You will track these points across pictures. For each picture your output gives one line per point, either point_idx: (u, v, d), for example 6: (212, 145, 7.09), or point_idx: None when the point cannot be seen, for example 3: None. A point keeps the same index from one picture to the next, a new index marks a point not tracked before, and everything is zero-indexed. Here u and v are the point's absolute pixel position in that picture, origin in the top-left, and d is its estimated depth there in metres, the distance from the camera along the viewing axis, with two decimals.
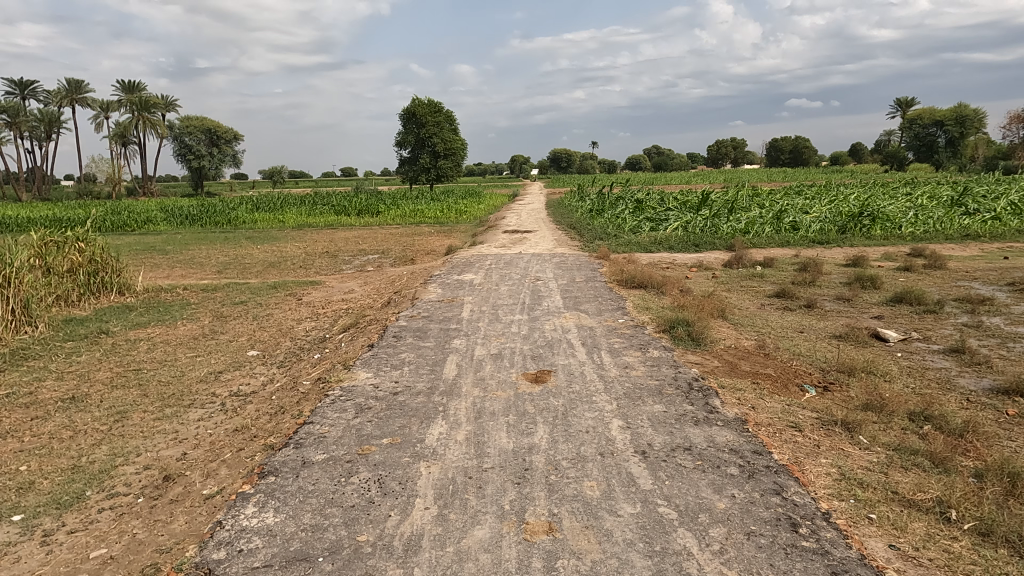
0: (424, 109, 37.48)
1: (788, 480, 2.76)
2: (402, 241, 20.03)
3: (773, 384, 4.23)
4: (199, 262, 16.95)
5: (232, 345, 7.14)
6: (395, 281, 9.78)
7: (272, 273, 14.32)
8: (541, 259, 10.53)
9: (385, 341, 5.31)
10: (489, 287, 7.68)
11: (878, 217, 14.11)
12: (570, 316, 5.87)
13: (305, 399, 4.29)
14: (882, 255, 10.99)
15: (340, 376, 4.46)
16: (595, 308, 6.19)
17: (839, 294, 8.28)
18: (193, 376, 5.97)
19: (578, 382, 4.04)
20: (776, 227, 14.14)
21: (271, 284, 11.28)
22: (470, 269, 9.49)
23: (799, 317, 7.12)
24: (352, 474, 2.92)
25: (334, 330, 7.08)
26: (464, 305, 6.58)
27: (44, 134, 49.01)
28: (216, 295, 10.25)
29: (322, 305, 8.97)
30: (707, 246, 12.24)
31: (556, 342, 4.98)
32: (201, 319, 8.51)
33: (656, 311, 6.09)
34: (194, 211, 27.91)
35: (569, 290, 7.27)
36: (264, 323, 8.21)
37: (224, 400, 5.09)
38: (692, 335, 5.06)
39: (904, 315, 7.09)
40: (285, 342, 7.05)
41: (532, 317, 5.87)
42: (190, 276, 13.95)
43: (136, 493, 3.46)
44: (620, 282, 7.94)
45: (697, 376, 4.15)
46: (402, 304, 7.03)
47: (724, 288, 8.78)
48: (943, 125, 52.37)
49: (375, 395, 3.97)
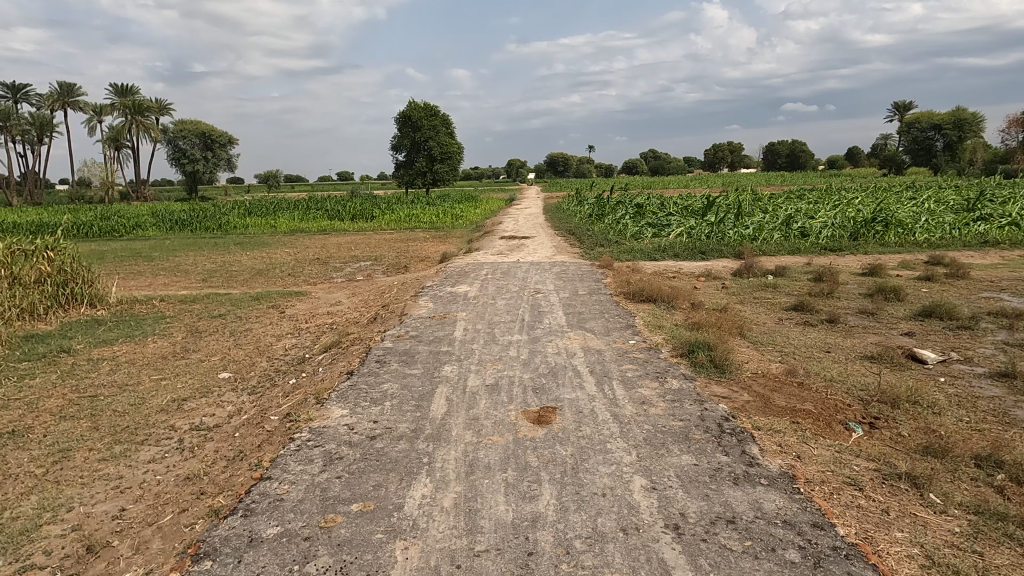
0: (419, 112, 36.84)
1: (864, 571, 2.16)
2: (396, 247, 19.40)
3: (816, 424, 3.63)
4: (185, 270, 16.30)
5: (203, 367, 6.49)
6: (385, 292, 9.15)
7: (258, 281, 13.70)
8: (540, 268, 9.90)
9: (367, 367, 4.68)
10: (485, 300, 7.07)
11: (891, 223, 13.59)
12: (575, 337, 5.26)
13: (266, 442, 3.65)
14: (900, 264, 10.44)
15: (310, 415, 3.84)
16: (602, 328, 5.58)
17: (862, 307, 7.69)
18: (154, 404, 5.33)
19: (588, 423, 3.42)
20: (785, 234, 13.57)
21: (254, 295, 10.63)
22: (465, 279, 8.87)
23: (822, 334, 6.54)
24: (309, 557, 2.30)
25: (314, 349, 6.45)
26: (456, 323, 5.96)
27: (35, 138, 48.32)
28: (194, 307, 9.61)
29: (305, 320, 8.34)
30: (714, 253, 11.66)
31: (560, 370, 4.36)
32: (173, 336, 7.85)
33: (669, 330, 5.50)
34: (184, 216, 27.24)
35: (572, 305, 6.65)
36: (241, 340, 7.56)
37: (182, 437, 4.45)
38: (715, 361, 4.45)
39: (936, 332, 6.50)
40: (261, 363, 6.43)
41: (533, 338, 5.26)
42: (172, 285, 13.31)
43: (52, 567, 2.82)
44: (626, 295, 7.34)
45: (726, 416, 3.56)
46: (389, 320, 6.41)
47: (737, 300, 8.19)
48: (942, 128, 52.05)
49: (349, 440, 3.36)
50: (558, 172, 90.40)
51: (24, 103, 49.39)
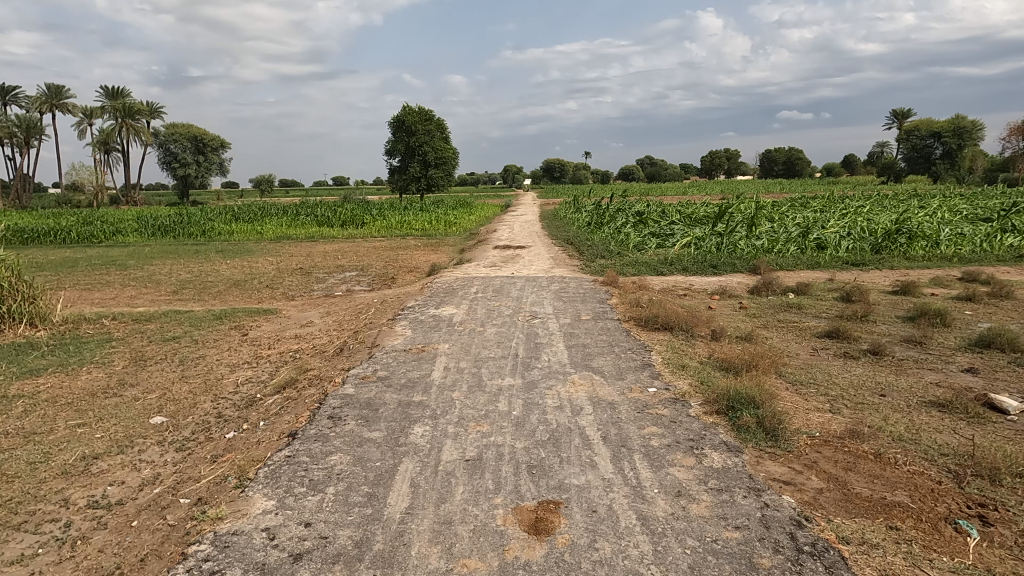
0: (413, 118, 36.00)
1: None
2: (384, 256, 18.35)
3: (920, 529, 2.59)
4: (157, 281, 15.22)
5: (134, 409, 5.41)
6: (362, 312, 8.10)
7: (231, 295, 12.62)
8: (537, 284, 8.89)
9: (314, 428, 3.63)
10: (473, 327, 6.05)
11: (915, 235, 12.65)
12: (580, 383, 4.24)
13: (152, 556, 2.60)
14: (932, 281, 9.49)
15: (224, 508, 2.79)
16: (612, 369, 4.55)
17: (907, 334, 6.71)
18: (56, 465, 4.26)
19: (606, 537, 2.40)
20: (800, 246, 12.61)
21: (218, 312, 9.53)
22: (452, 299, 7.85)
23: (869, 371, 5.55)
24: None
25: (268, 388, 5.40)
26: (436, 360, 4.91)
27: (21, 141, 47.09)
28: (148, 328, 8.53)
29: (268, 345, 7.30)
30: (726, 267, 10.68)
31: (564, 437, 3.35)
32: (112, 365, 6.78)
33: (696, 372, 4.49)
34: (168, 221, 26.12)
35: (575, 335, 5.62)
36: (189, 371, 6.49)
37: (70, 522, 3.39)
38: (765, 424, 3.44)
39: (1004, 369, 5.52)
40: (204, 404, 5.38)
41: (529, 384, 4.24)
42: (137, 299, 12.23)
43: None
44: (637, 320, 6.33)
45: (799, 519, 2.56)
46: (357, 353, 5.37)
47: (759, 325, 7.20)
48: (941, 136, 51.56)
49: (262, 564, 2.32)
50: (554, 178, 89.70)
51: (11, 105, 48.36)
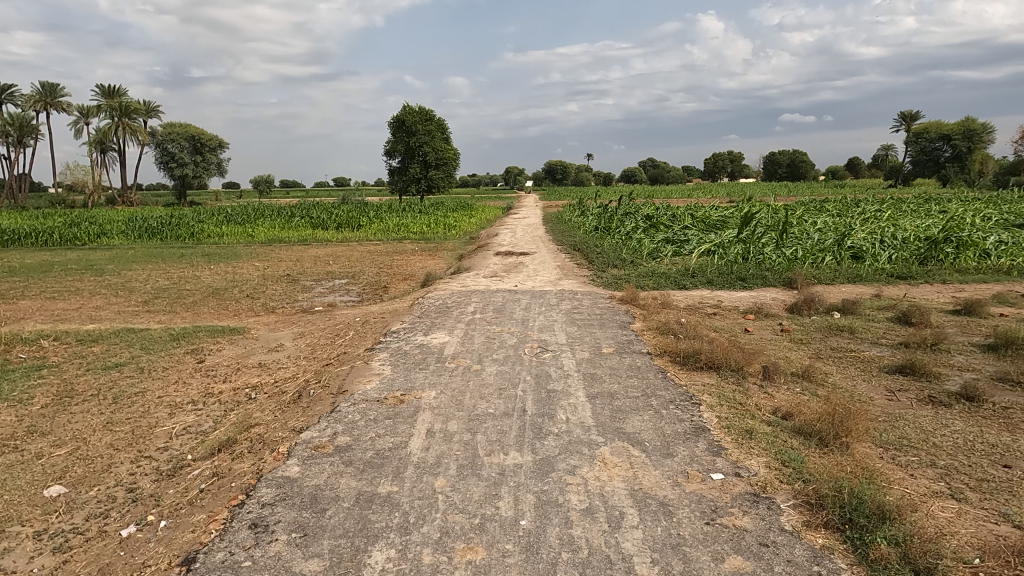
0: (413, 117, 34.85)
1: None
2: (378, 262, 17.13)
3: None
4: (131, 289, 13.97)
5: (29, 473, 4.17)
6: (339, 336, 6.87)
7: (205, 306, 11.41)
8: (545, 301, 7.70)
9: (222, 552, 2.42)
10: (468, 366, 4.81)
11: (964, 244, 11.37)
12: (613, 465, 3.02)
13: None
14: (997, 297, 8.28)
15: None
16: (657, 439, 3.33)
17: (1000, 370, 5.47)
18: None
19: None
20: (835, 256, 11.37)
21: (176, 330, 8.30)
22: (446, 321, 6.62)
23: (974, 426, 4.33)
24: None
25: (199, 449, 4.16)
26: (417, 420, 3.69)
27: (16, 140, 45.89)
28: (90, 352, 7.28)
29: (222, 377, 6.07)
30: (756, 279, 9.47)
31: None
32: (30, 404, 5.55)
33: (769, 444, 3.28)
34: (156, 223, 24.89)
35: (598, 379, 4.39)
36: (120, 413, 5.27)
37: None
38: (911, 557, 2.22)
39: None
40: (119, 468, 4.13)
41: (543, 467, 3.02)
42: (99, 311, 11.01)
43: None
44: (670, 354, 5.11)
45: None
46: (318, 404, 4.15)
47: (813, 356, 5.97)
48: (951, 139, 50.32)
49: None
50: (555, 180, 88.82)
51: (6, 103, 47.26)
